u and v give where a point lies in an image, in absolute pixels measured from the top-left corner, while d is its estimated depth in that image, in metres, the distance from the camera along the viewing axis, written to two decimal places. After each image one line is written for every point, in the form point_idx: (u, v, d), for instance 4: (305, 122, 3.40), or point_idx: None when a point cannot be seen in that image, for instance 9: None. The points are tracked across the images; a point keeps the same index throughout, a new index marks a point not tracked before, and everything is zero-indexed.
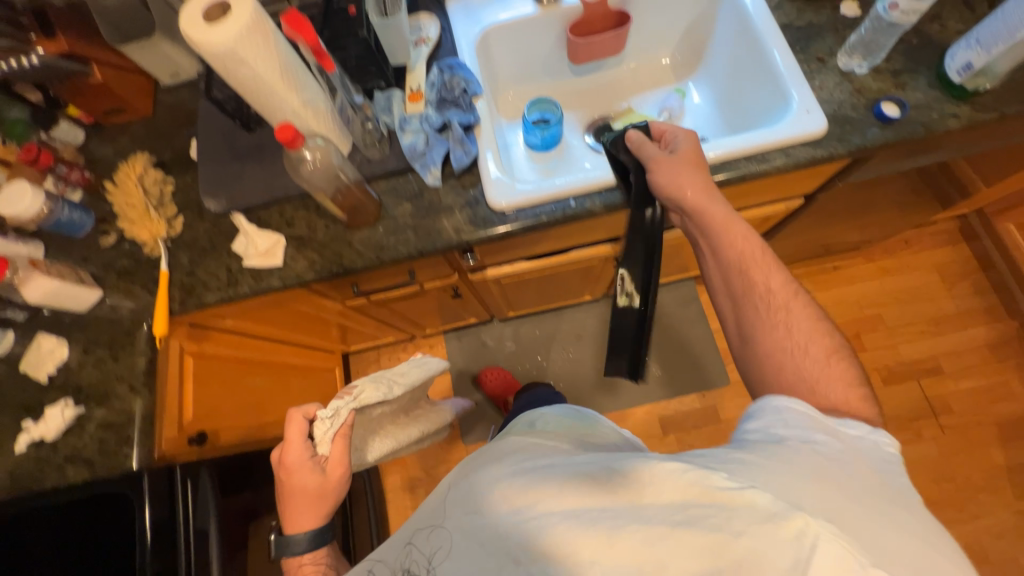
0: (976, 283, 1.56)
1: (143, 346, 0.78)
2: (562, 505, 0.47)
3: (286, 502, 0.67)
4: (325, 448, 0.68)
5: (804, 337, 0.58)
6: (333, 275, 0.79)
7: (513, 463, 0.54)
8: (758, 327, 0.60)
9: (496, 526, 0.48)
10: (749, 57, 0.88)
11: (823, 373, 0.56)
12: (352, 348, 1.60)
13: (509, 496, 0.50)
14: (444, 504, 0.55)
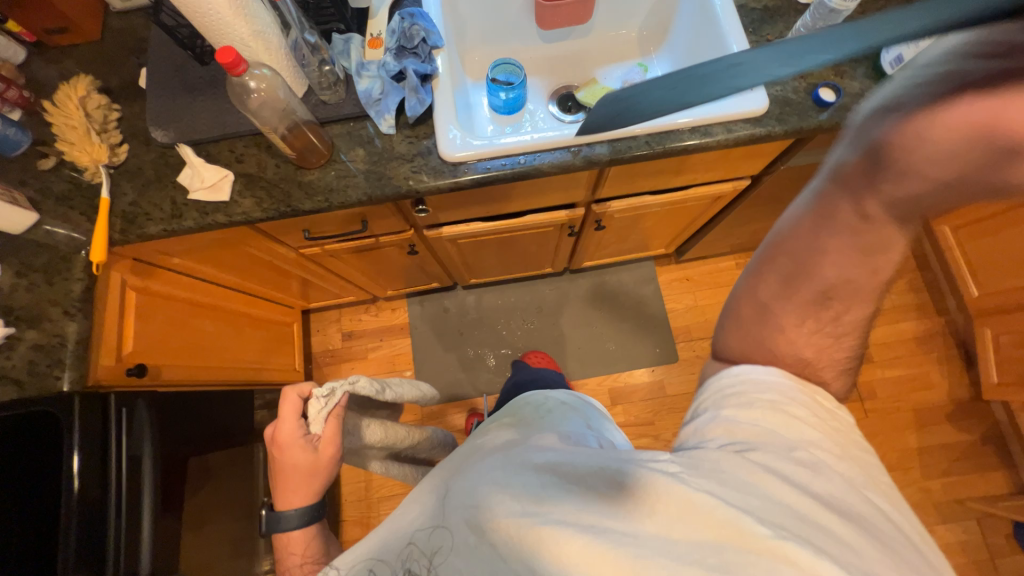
0: (912, 281, 1.67)
1: (81, 272, 0.78)
2: (575, 516, 0.42)
3: (278, 476, 0.68)
4: (317, 427, 0.67)
5: (805, 340, 0.53)
6: (280, 214, 0.79)
7: (513, 462, 0.49)
8: (763, 321, 0.55)
9: (495, 537, 0.43)
10: (707, 36, 0.91)
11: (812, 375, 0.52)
12: (313, 305, 1.60)
13: (512, 502, 0.44)
14: (442, 502, 0.50)
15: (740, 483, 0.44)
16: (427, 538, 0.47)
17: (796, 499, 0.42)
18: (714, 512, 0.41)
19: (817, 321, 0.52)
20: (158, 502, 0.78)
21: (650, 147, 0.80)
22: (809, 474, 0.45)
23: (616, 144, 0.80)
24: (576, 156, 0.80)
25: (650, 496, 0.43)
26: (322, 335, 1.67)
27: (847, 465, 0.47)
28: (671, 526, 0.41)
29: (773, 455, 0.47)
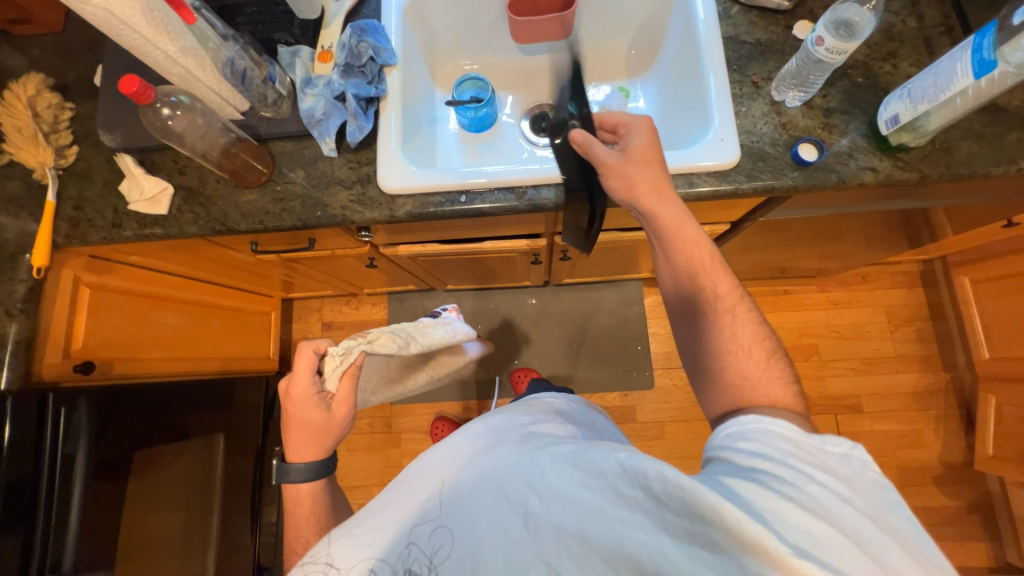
0: (920, 330, 1.55)
1: (25, 274, 0.80)
2: (588, 508, 0.47)
3: (287, 431, 0.67)
4: (333, 384, 0.67)
5: (748, 342, 0.58)
6: (215, 232, 0.78)
7: (533, 453, 0.56)
8: (700, 344, 0.61)
9: (513, 526, 0.50)
10: (689, 66, 0.82)
11: (764, 375, 0.56)
12: (293, 294, 1.62)
13: (530, 494, 0.51)
14: (440, 494, 0.56)
15: (758, 498, 0.43)
16: (420, 534, 0.53)
17: (819, 527, 0.41)
18: (735, 525, 0.41)
19: (763, 355, 0.58)
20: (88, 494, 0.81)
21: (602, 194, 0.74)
22: (829, 493, 0.44)
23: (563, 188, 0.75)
24: (521, 199, 0.75)
25: (675, 492, 0.44)
26: (303, 323, 1.69)
27: (861, 485, 0.46)
28: (693, 531, 0.42)
29: (785, 465, 0.46)
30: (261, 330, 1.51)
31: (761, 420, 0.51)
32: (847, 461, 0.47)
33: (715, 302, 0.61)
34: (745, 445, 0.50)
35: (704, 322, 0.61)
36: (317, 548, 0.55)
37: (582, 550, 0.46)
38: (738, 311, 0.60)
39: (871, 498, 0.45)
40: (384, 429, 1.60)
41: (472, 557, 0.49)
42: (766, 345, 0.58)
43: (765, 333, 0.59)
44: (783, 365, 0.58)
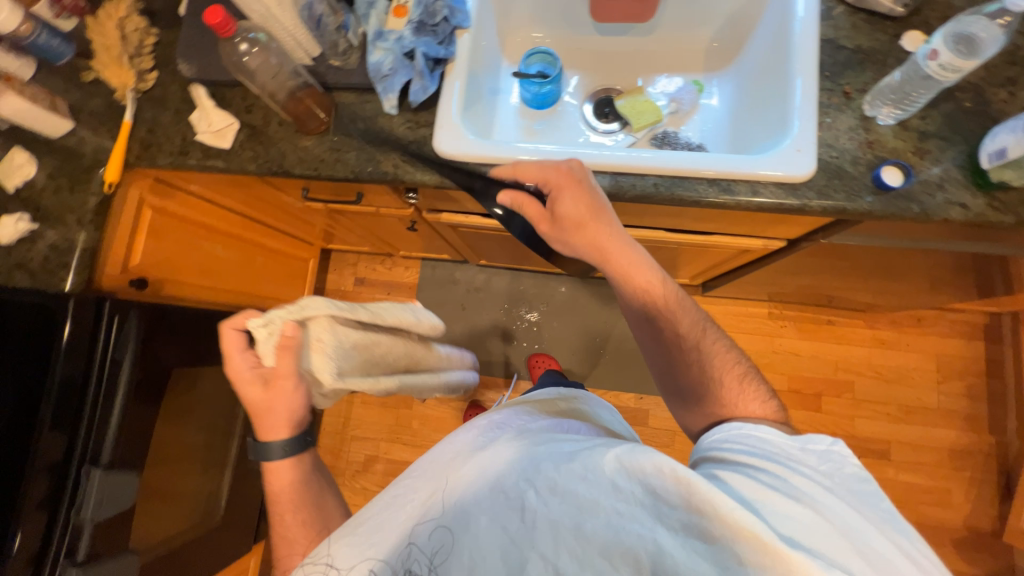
0: (972, 385, 1.45)
1: (97, 188, 0.85)
2: (585, 503, 0.51)
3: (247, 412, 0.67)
4: (268, 361, 0.64)
5: (717, 369, 0.65)
6: (271, 173, 0.80)
7: (530, 446, 0.59)
8: (674, 372, 0.69)
9: (510, 522, 0.53)
10: (776, 67, 0.77)
11: (736, 397, 0.63)
12: (332, 245, 1.67)
13: (528, 487, 0.54)
14: (443, 478, 0.60)
15: (747, 489, 0.49)
16: (427, 512, 0.57)
17: (800, 513, 0.47)
18: (730, 516, 0.45)
19: (735, 377, 0.65)
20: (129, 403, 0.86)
21: (658, 190, 0.71)
22: (809, 486, 0.50)
23: (618, 178, 0.73)
24: None
25: (673, 489, 0.47)
26: (337, 275, 1.75)
27: (840, 479, 0.52)
28: (690, 523, 0.46)
29: (771, 463, 0.53)
30: (299, 275, 1.56)
31: (750, 425, 0.58)
32: (826, 456, 0.54)
33: (687, 342, 0.68)
34: (731, 447, 0.57)
35: (681, 358, 0.68)
36: (318, 548, 0.58)
37: (579, 543, 0.49)
38: (708, 344, 0.68)
39: (848, 489, 0.51)
40: None
41: (473, 547, 0.53)
42: (735, 368, 0.66)
43: (734, 359, 0.67)
44: (758, 385, 0.64)
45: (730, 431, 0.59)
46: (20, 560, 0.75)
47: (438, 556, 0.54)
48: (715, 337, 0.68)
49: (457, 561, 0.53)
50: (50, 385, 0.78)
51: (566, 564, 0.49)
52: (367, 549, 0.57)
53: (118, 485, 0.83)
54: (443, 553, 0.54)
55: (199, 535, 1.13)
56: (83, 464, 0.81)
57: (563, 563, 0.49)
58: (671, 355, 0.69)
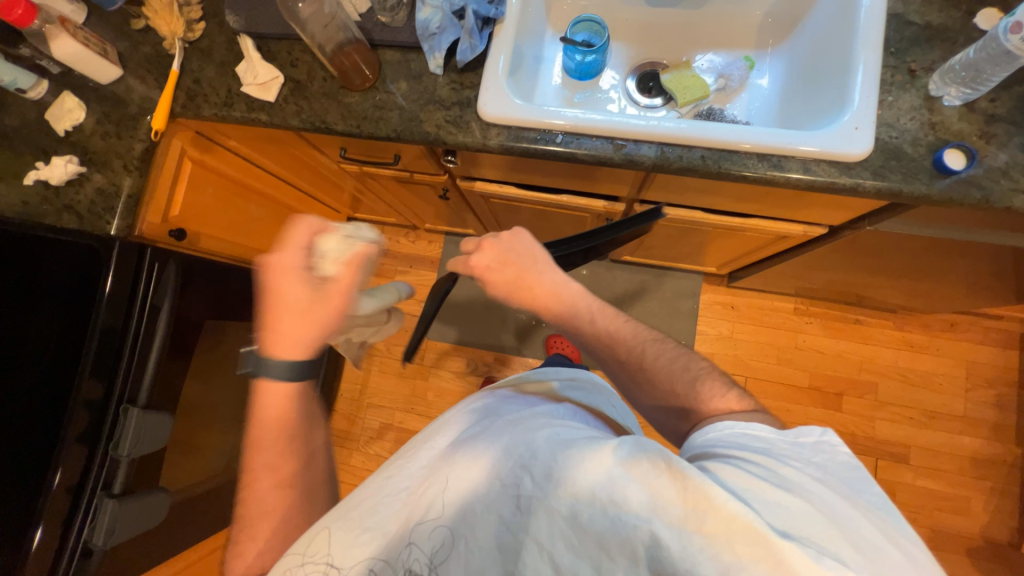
0: (1002, 395, 1.41)
1: (143, 134, 0.87)
2: (579, 492, 0.46)
3: (270, 318, 0.59)
4: (330, 267, 0.61)
5: (670, 377, 0.61)
6: (314, 129, 0.80)
7: (525, 432, 0.56)
8: (636, 393, 0.64)
9: (505, 510, 0.51)
10: (835, 43, 0.75)
11: (697, 403, 0.58)
12: (358, 215, 1.69)
13: (523, 475, 0.51)
14: (436, 465, 0.58)
15: (735, 481, 0.44)
16: (418, 501, 0.55)
17: (792, 503, 0.42)
18: (724, 508, 0.40)
19: (685, 384, 0.60)
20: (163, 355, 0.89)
21: (705, 163, 0.70)
22: (800, 477, 0.45)
23: (664, 148, 0.71)
24: (617, 152, 0.72)
25: (668, 480, 0.43)
26: None
27: (832, 469, 0.47)
28: (685, 518, 0.41)
29: (759, 457, 0.47)
30: None
31: (740, 427, 0.52)
32: (814, 448, 0.49)
33: (632, 363, 0.63)
34: (716, 446, 0.51)
35: (634, 380, 0.64)
36: (309, 541, 0.54)
37: (574, 533, 0.46)
38: (653, 356, 0.63)
39: (842, 478, 0.46)
40: (416, 360, 1.66)
41: (470, 537, 0.51)
42: (686, 373, 0.61)
43: (683, 366, 0.62)
44: (713, 381, 0.60)
45: (713, 433, 0.53)
46: (61, 490, 0.78)
47: (432, 546, 0.52)
48: (662, 344, 0.64)
49: (454, 552, 0.51)
50: (93, 331, 0.81)
51: (563, 555, 0.47)
52: (352, 543, 0.54)
53: (154, 425, 0.86)
54: (438, 543, 0.52)
55: (222, 484, 1.16)
56: (122, 403, 0.84)
57: (559, 553, 0.47)
58: (626, 375, 0.64)
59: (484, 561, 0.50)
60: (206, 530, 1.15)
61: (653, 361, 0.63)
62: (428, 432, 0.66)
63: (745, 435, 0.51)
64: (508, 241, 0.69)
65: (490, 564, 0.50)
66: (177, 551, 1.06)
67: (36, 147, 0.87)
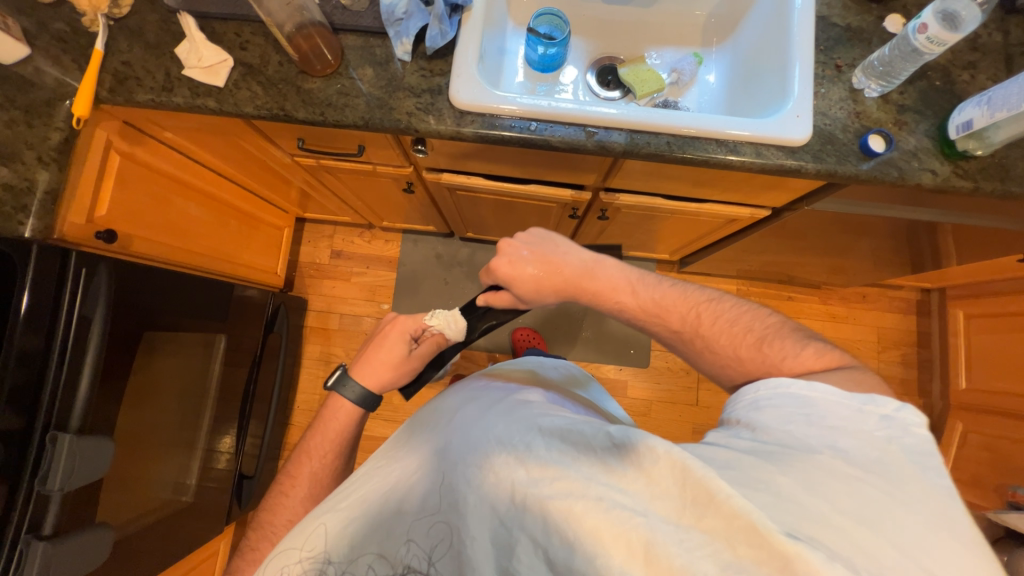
0: (905, 355, 1.63)
1: (61, 122, 0.77)
2: (574, 485, 0.44)
3: (373, 355, 0.75)
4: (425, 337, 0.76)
5: (729, 346, 0.61)
6: (272, 115, 0.75)
7: (520, 417, 0.53)
8: (693, 355, 0.65)
9: (499, 503, 0.46)
10: (773, 42, 0.83)
11: (762, 369, 0.58)
12: (307, 214, 1.59)
13: (516, 465, 0.47)
14: (427, 457, 0.54)
15: (750, 466, 0.44)
16: (410, 491, 0.52)
17: (817, 492, 0.41)
18: (726, 504, 0.39)
19: (752, 346, 0.60)
20: (97, 380, 0.78)
21: (670, 149, 0.75)
22: (841, 460, 0.44)
23: (633, 135, 0.75)
24: (589, 139, 0.75)
25: (669, 473, 0.42)
26: (311, 247, 1.66)
27: (897, 448, 0.45)
28: (683, 512, 0.41)
29: (803, 434, 0.47)
30: (273, 244, 1.48)
31: (803, 384, 0.51)
32: (887, 421, 0.47)
33: (687, 333, 0.64)
34: (769, 414, 0.50)
35: (689, 349, 0.65)
36: (307, 536, 0.52)
37: (569, 529, 0.42)
38: (708, 322, 0.63)
39: (907, 463, 0.43)
40: None
41: (464, 530, 0.47)
42: (748, 336, 0.61)
43: (742, 329, 0.62)
44: (781, 343, 0.59)
45: (774, 390, 0.52)
46: None
47: (427, 540, 0.49)
48: (716, 307, 0.64)
49: (448, 546, 0.48)
50: (7, 356, 0.69)
51: (559, 548, 0.42)
52: (340, 539, 0.51)
53: (92, 452, 0.76)
54: (430, 538, 0.49)
55: (170, 515, 1.04)
56: (50, 430, 0.73)
57: (554, 548, 0.42)
58: (683, 341, 0.65)
59: (479, 554, 0.46)
60: (151, 569, 1.02)
61: (715, 327, 0.62)
62: (421, 422, 0.61)
63: (798, 407, 0.49)
64: (532, 237, 0.72)
65: (485, 560, 0.46)
66: None
67: None
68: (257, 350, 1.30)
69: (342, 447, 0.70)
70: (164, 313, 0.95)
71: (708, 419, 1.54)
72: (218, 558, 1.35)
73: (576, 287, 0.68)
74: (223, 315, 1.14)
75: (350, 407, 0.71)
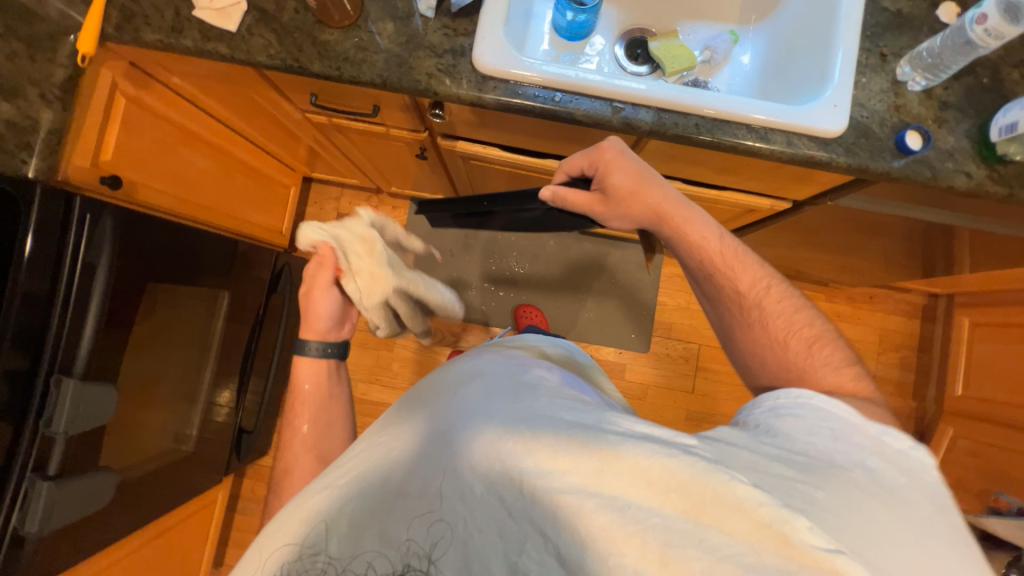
0: (905, 357, 1.63)
1: (65, 59, 0.74)
2: (586, 481, 0.44)
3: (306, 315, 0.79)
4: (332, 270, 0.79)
5: (783, 332, 0.64)
6: (285, 67, 0.71)
7: (527, 404, 0.52)
8: (738, 327, 0.67)
9: (508, 494, 0.46)
10: (817, 24, 0.79)
11: (804, 363, 0.61)
12: (314, 174, 1.56)
13: (525, 455, 0.46)
14: (426, 439, 0.53)
15: (787, 474, 0.45)
16: (409, 475, 0.50)
17: (851, 507, 0.43)
18: (752, 511, 0.41)
19: (804, 339, 0.63)
20: (101, 329, 0.77)
21: (698, 131, 0.72)
22: (868, 478, 0.46)
23: (661, 114, 0.72)
24: (614, 115, 0.72)
25: (688, 475, 0.43)
26: (317, 208, 1.63)
27: (903, 475, 0.47)
28: (700, 512, 0.42)
29: (826, 448, 0.49)
30: (279, 202, 1.46)
31: (823, 399, 0.55)
32: (897, 452, 0.49)
33: (749, 301, 0.66)
34: (787, 421, 0.53)
35: (740, 316, 0.66)
36: (298, 522, 0.49)
37: (582, 524, 0.43)
38: (773, 304, 0.65)
39: (922, 490, 0.46)
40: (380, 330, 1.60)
41: (470, 521, 0.46)
42: (806, 331, 0.63)
43: (802, 323, 0.64)
44: (829, 350, 0.62)
45: (794, 400, 0.56)
46: None
47: (429, 532, 0.46)
48: (783, 291, 0.66)
49: (450, 536, 0.46)
50: (10, 297, 0.69)
51: (572, 543, 0.43)
52: (333, 526, 0.48)
53: (95, 398, 0.76)
54: (432, 527, 0.47)
55: (169, 463, 1.07)
56: (54, 373, 0.73)
57: (565, 544, 0.43)
58: (733, 314, 0.67)
59: (488, 547, 0.45)
60: (150, 513, 1.05)
61: (777, 310, 0.65)
62: (416, 400, 0.60)
63: (824, 424, 0.52)
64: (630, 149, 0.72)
65: (494, 553, 0.45)
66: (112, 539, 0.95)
67: None
68: (259, 309, 1.30)
69: (315, 403, 0.73)
70: (168, 265, 0.94)
71: (702, 406, 1.56)
72: (215, 506, 1.39)
73: (664, 213, 0.70)
74: (225, 272, 1.13)
75: (315, 362, 0.77)
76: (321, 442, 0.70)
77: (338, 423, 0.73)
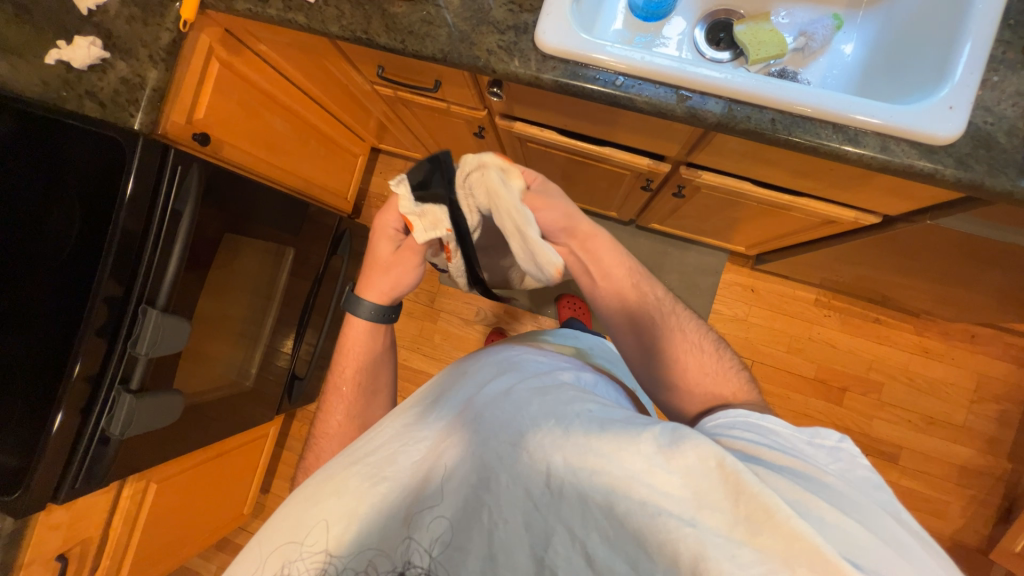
0: (1005, 410, 1.40)
1: (171, 23, 0.82)
2: (617, 484, 0.43)
3: (369, 266, 0.73)
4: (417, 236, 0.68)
5: (694, 337, 0.66)
6: (353, 38, 0.74)
7: (555, 399, 0.51)
8: (659, 332, 0.65)
9: (535, 488, 0.46)
10: (946, 10, 0.67)
11: (714, 368, 0.64)
12: (381, 145, 1.62)
13: (552, 449, 0.46)
14: (457, 423, 0.54)
15: (782, 487, 0.43)
16: (437, 460, 0.51)
17: (843, 518, 0.41)
18: (785, 524, 0.39)
19: (703, 347, 0.66)
20: (181, 267, 0.87)
21: (774, 128, 0.64)
22: (843, 488, 0.45)
23: (732, 105, 0.66)
24: (680, 104, 0.66)
25: (720, 483, 0.41)
26: (381, 178, 1.70)
27: (854, 474, 0.48)
28: (736, 525, 0.39)
29: (792, 460, 0.48)
30: (347, 170, 1.54)
31: (757, 415, 0.54)
32: (836, 453, 0.50)
33: (666, 308, 0.68)
34: (739, 435, 0.52)
35: (662, 326, 0.66)
36: (319, 503, 0.51)
37: (611, 525, 0.42)
38: (681, 315, 0.68)
39: (865, 477, 0.48)
40: (426, 303, 1.66)
41: (496, 509, 0.46)
42: (709, 338, 0.67)
43: (703, 331, 0.69)
44: (726, 355, 0.67)
45: (734, 418, 0.55)
46: (80, 378, 0.80)
47: (454, 515, 0.48)
48: (685, 309, 0.69)
49: (476, 523, 0.47)
50: (114, 232, 0.78)
51: (598, 545, 0.43)
52: (360, 503, 0.51)
53: (172, 329, 0.86)
54: (457, 513, 0.48)
55: (233, 395, 1.19)
56: (141, 303, 0.84)
57: (593, 544, 0.43)
58: (646, 326, 0.66)
59: (513, 539, 0.45)
60: (211, 437, 1.19)
61: (684, 321, 0.67)
62: (442, 387, 0.61)
63: (766, 435, 0.51)
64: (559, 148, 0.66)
65: (520, 546, 0.45)
66: (181, 452, 1.09)
67: (61, 26, 0.85)
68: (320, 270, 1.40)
69: (360, 368, 0.73)
70: (244, 218, 1.03)
71: None
72: (266, 440, 1.54)
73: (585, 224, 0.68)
74: (293, 231, 1.22)
75: (363, 324, 0.73)
76: (364, 412, 0.73)
77: (382, 391, 0.75)
